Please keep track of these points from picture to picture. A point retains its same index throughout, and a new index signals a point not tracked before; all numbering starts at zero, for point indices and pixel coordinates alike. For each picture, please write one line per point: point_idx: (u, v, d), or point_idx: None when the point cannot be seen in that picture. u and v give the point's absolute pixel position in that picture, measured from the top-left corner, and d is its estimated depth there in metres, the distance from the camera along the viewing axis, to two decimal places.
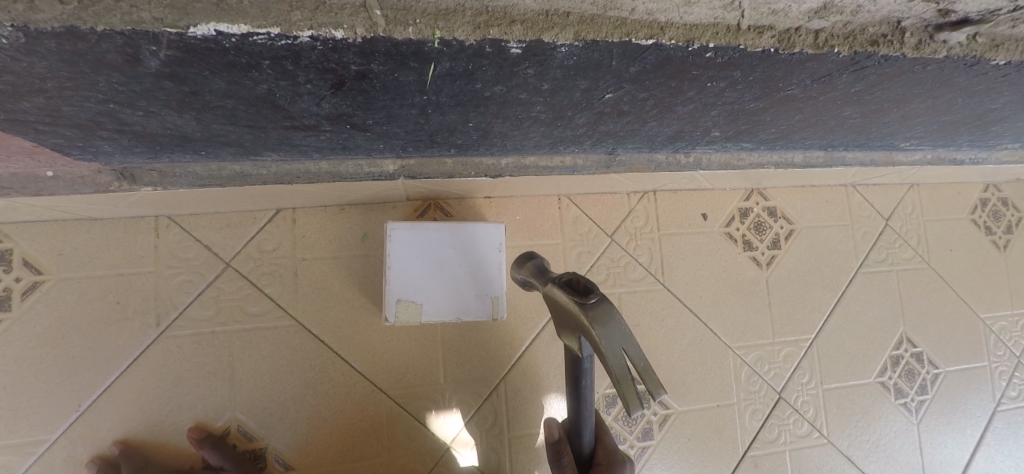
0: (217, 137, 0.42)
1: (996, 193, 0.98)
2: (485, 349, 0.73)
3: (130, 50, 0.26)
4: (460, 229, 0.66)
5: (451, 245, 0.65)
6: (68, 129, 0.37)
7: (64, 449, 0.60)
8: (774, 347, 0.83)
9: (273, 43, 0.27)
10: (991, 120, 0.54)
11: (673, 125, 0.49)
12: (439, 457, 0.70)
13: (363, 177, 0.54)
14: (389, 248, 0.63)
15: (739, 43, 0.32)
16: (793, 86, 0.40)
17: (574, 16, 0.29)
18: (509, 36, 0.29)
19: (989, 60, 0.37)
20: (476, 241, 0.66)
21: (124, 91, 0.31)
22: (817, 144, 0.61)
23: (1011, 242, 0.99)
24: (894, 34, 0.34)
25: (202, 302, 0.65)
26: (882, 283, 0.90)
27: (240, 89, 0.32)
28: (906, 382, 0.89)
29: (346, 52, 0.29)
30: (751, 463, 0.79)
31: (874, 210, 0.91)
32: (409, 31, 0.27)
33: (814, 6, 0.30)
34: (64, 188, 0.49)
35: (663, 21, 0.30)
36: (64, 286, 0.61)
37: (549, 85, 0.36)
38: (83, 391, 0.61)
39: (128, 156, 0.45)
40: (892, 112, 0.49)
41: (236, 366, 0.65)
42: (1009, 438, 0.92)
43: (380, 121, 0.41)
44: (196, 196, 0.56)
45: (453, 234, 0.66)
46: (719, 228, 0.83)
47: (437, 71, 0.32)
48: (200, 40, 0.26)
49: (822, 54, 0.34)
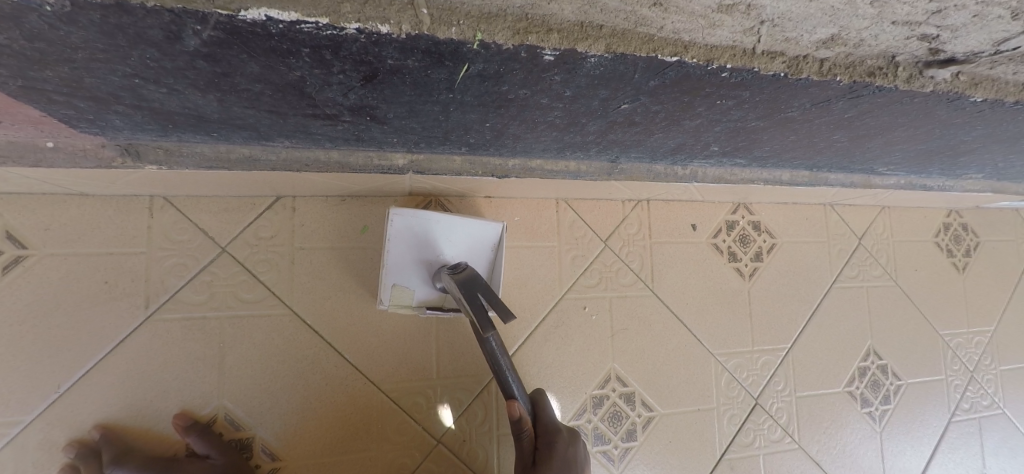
0: (234, 120, 0.42)
1: (957, 217, 1.06)
2: (478, 347, 0.74)
3: (174, 28, 0.26)
4: (464, 221, 0.64)
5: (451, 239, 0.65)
6: (84, 100, 0.36)
7: (39, 432, 0.58)
8: (753, 354, 0.87)
9: (318, 32, 0.28)
10: (961, 151, 0.59)
11: (677, 137, 0.51)
12: (428, 452, 0.70)
13: (370, 169, 0.55)
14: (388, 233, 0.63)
15: (753, 65, 0.34)
16: (794, 108, 0.43)
17: (606, 29, 0.31)
18: (545, 43, 0.30)
19: (969, 97, 0.41)
20: (475, 237, 0.65)
21: (154, 67, 0.31)
22: (804, 164, 0.65)
23: (969, 265, 1.06)
24: (888, 67, 0.37)
25: (194, 286, 0.64)
26: (853, 299, 0.96)
27: (272, 74, 0.33)
28: (871, 392, 0.94)
29: (387, 47, 0.30)
30: (728, 465, 0.82)
31: (849, 229, 0.96)
32: (452, 31, 0.29)
33: (823, 37, 0.33)
34: (63, 161, 0.47)
35: (686, 40, 0.32)
36: (47, 262, 0.59)
37: (571, 92, 0.38)
38: (62, 373, 0.59)
39: (137, 133, 0.44)
40: (876, 138, 0.53)
41: (226, 353, 0.64)
42: (960, 448, 0.99)
43: (401, 115, 0.42)
44: (199, 177, 0.55)
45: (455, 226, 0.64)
46: (707, 239, 0.86)
47: (469, 71, 0.33)
48: (249, 24, 0.26)
49: (826, 81, 0.37)
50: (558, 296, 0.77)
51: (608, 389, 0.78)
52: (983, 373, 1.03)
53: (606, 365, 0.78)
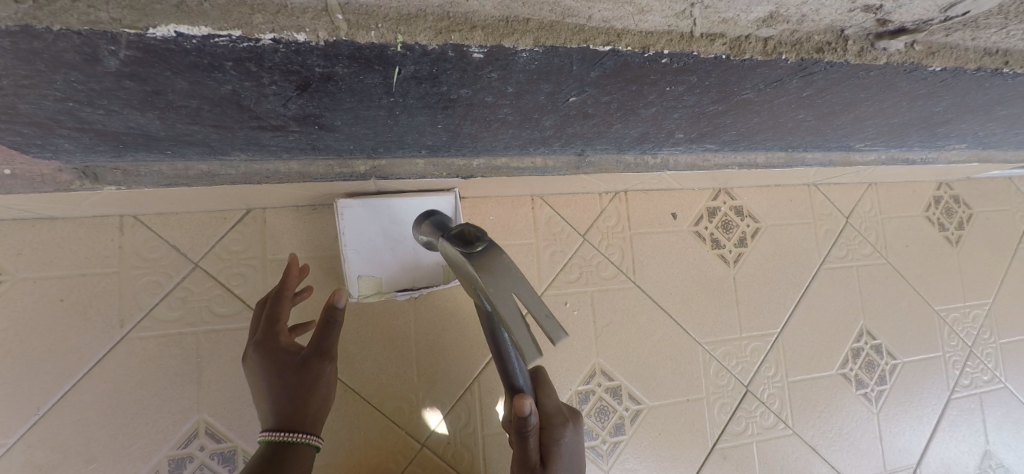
0: (182, 136, 0.42)
1: (948, 191, 1.04)
2: (458, 348, 0.74)
3: (88, 49, 0.26)
4: (419, 200, 0.64)
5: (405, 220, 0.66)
6: (25, 126, 0.36)
7: (23, 454, 0.58)
8: (741, 341, 0.86)
9: (235, 45, 0.27)
10: (937, 122, 0.58)
11: (637, 126, 0.50)
12: (413, 456, 0.70)
13: (333, 177, 0.54)
14: (340, 225, 0.63)
15: (692, 49, 0.34)
16: (747, 90, 0.42)
17: (533, 22, 0.30)
18: (470, 40, 0.30)
19: (927, 67, 0.40)
20: (430, 214, 0.66)
21: (83, 90, 0.31)
22: (777, 145, 0.64)
23: (963, 237, 1.05)
24: (838, 42, 0.37)
25: (169, 303, 0.64)
26: (843, 279, 0.94)
27: (203, 89, 0.32)
28: (866, 374, 0.93)
29: (310, 55, 0.29)
30: (720, 455, 0.81)
31: (835, 209, 0.95)
32: (372, 35, 0.28)
33: (760, 15, 0.32)
34: (22, 187, 0.47)
35: (619, 28, 0.32)
36: (22, 288, 0.60)
37: (513, 88, 0.37)
38: (42, 396, 0.59)
39: (90, 155, 0.44)
40: (844, 115, 0.52)
41: (205, 367, 0.64)
42: (961, 426, 0.97)
43: (348, 122, 0.41)
44: (163, 195, 0.55)
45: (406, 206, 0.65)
46: (688, 227, 0.85)
47: (402, 73, 0.33)
48: (160, 42, 0.26)
49: (772, 61, 0.36)
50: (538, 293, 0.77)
51: (594, 384, 0.77)
52: (982, 348, 1.02)
53: (591, 360, 0.78)
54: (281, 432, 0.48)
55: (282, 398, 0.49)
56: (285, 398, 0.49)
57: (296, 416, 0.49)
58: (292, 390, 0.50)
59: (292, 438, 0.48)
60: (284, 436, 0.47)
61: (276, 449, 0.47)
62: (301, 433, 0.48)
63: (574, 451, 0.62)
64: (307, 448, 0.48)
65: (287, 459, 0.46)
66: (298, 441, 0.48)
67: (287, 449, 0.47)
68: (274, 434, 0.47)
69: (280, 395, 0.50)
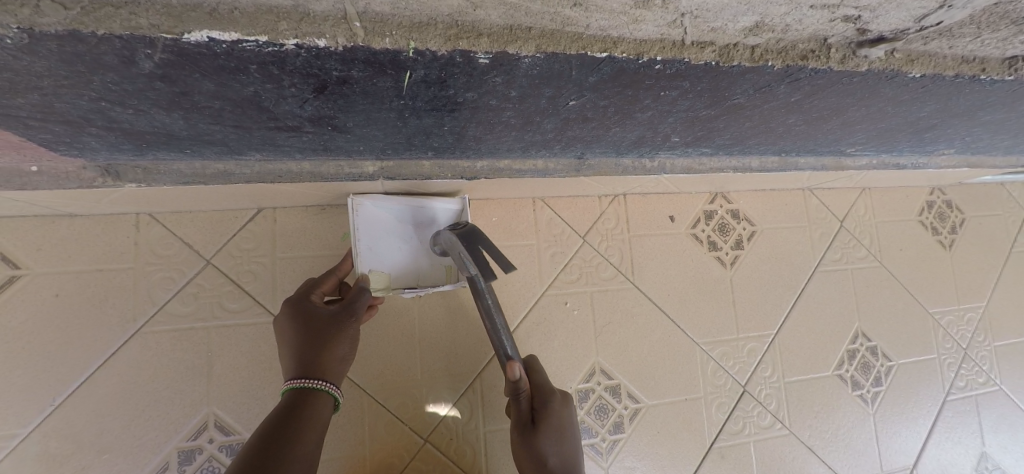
0: (203, 136, 0.44)
1: (941, 196, 1.06)
2: (462, 345, 0.76)
3: (127, 53, 0.29)
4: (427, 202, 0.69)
5: (412, 220, 0.70)
6: (58, 125, 0.39)
7: (37, 444, 0.60)
8: (738, 342, 0.88)
9: (260, 49, 0.30)
10: (924, 127, 0.60)
11: (634, 130, 0.53)
12: (416, 451, 0.72)
13: (343, 177, 0.57)
14: (352, 220, 0.65)
15: (683, 56, 0.36)
16: (738, 95, 0.44)
17: (535, 30, 0.32)
18: (476, 47, 0.32)
19: (907, 73, 0.42)
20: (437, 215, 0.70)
21: (116, 90, 0.33)
22: (771, 149, 0.66)
23: (956, 241, 1.07)
24: (822, 50, 0.39)
25: (181, 298, 0.66)
26: (838, 282, 0.96)
27: (227, 91, 0.35)
28: (861, 375, 0.94)
29: (329, 59, 0.32)
30: (717, 453, 0.83)
31: (830, 213, 0.97)
32: (386, 41, 0.30)
33: (747, 25, 0.34)
34: (47, 184, 0.50)
35: (615, 37, 0.34)
36: (41, 282, 0.62)
37: (516, 92, 0.40)
38: (57, 388, 0.61)
39: (113, 153, 0.47)
40: (832, 120, 0.54)
41: (215, 362, 0.66)
42: (957, 428, 0.98)
43: (360, 123, 0.44)
44: (178, 193, 0.58)
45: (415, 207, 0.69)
46: (686, 229, 0.87)
47: (413, 77, 0.35)
48: (194, 46, 0.28)
49: (759, 67, 0.39)
50: (539, 293, 0.79)
51: (593, 382, 0.79)
52: (976, 351, 1.03)
53: (591, 359, 0.79)
54: (303, 379, 0.53)
55: (305, 343, 0.55)
56: (309, 348, 0.55)
57: (316, 367, 0.54)
58: (318, 342, 0.55)
59: (314, 385, 0.53)
60: (307, 383, 0.53)
61: (298, 395, 0.52)
62: (322, 382, 0.54)
63: (568, 426, 0.66)
64: (325, 396, 0.54)
65: (308, 405, 0.52)
66: (318, 389, 0.53)
67: (310, 398, 0.52)
68: (296, 381, 0.53)
69: (307, 345, 0.55)
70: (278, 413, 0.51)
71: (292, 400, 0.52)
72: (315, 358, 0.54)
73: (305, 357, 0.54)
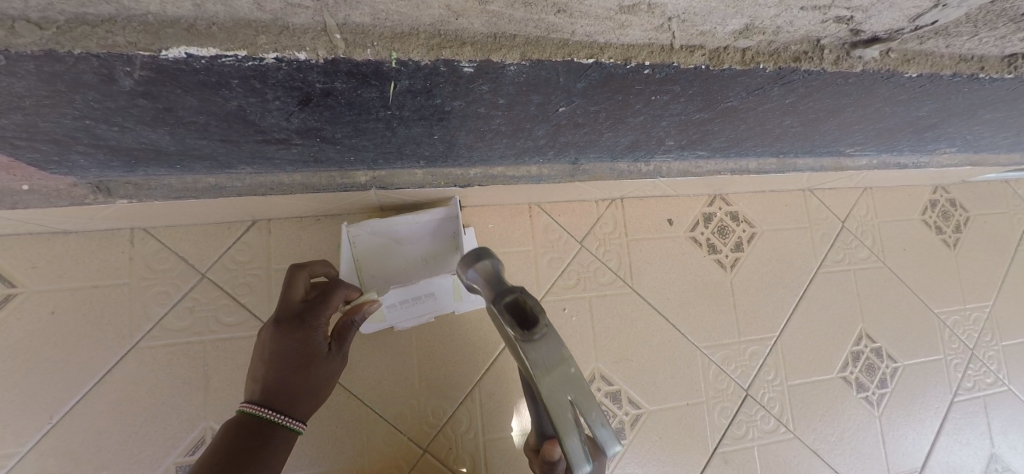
0: (191, 151, 0.44)
1: (944, 194, 1.05)
2: (459, 354, 0.75)
3: (105, 71, 0.28)
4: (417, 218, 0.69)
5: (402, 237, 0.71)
6: (45, 143, 0.38)
7: (33, 462, 0.59)
8: (740, 345, 0.87)
9: (240, 64, 0.29)
10: (924, 126, 0.59)
11: (627, 135, 0.52)
12: (415, 462, 0.71)
13: (335, 188, 0.56)
14: (347, 253, 0.68)
15: (672, 60, 0.36)
16: (731, 98, 0.44)
17: (520, 38, 0.32)
18: (460, 56, 0.31)
19: (903, 73, 0.41)
20: (429, 226, 0.71)
21: (99, 108, 0.33)
22: (768, 151, 0.65)
23: (960, 240, 1.05)
24: (814, 51, 0.38)
25: (177, 313, 0.66)
26: (841, 282, 0.95)
27: (211, 106, 0.35)
28: (866, 376, 0.93)
29: (311, 72, 0.31)
30: (721, 459, 0.81)
31: (831, 213, 0.96)
32: (367, 53, 0.30)
33: (736, 28, 0.34)
34: (39, 202, 0.50)
35: (601, 42, 0.34)
36: (36, 299, 0.62)
37: (504, 100, 0.39)
38: (54, 405, 0.61)
39: (104, 170, 0.47)
40: (829, 121, 0.54)
41: (212, 375, 0.66)
42: (966, 429, 0.96)
43: (349, 134, 0.43)
44: (172, 208, 0.57)
45: (406, 225, 0.70)
46: (684, 232, 0.86)
47: (397, 88, 0.35)
48: (172, 62, 0.28)
49: (750, 70, 0.38)
50: (537, 299, 0.78)
51: (594, 389, 0.78)
52: (984, 350, 1.01)
53: (590, 365, 0.79)
54: (262, 409, 0.50)
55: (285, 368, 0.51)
56: (287, 378, 0.51)
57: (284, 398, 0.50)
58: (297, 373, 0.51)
59: (276, 419, 0.50)
60: (266, 414, 0.49)
61: (258, 426, 0.49)
62: (281, 416, 0.50)
63: None
64: (284, 430, 0.50)
65: (265, 438, 0.49)
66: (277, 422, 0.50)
67: (266, 428, 0.49)
68: (254, 409, 0.50)
69: (282, 376, 0.50)
70: (231, 441, 0.48)
71: (245, 437, 0.48)
72: (294, 389, 0.51)
73: (280, 386, 0.50)
